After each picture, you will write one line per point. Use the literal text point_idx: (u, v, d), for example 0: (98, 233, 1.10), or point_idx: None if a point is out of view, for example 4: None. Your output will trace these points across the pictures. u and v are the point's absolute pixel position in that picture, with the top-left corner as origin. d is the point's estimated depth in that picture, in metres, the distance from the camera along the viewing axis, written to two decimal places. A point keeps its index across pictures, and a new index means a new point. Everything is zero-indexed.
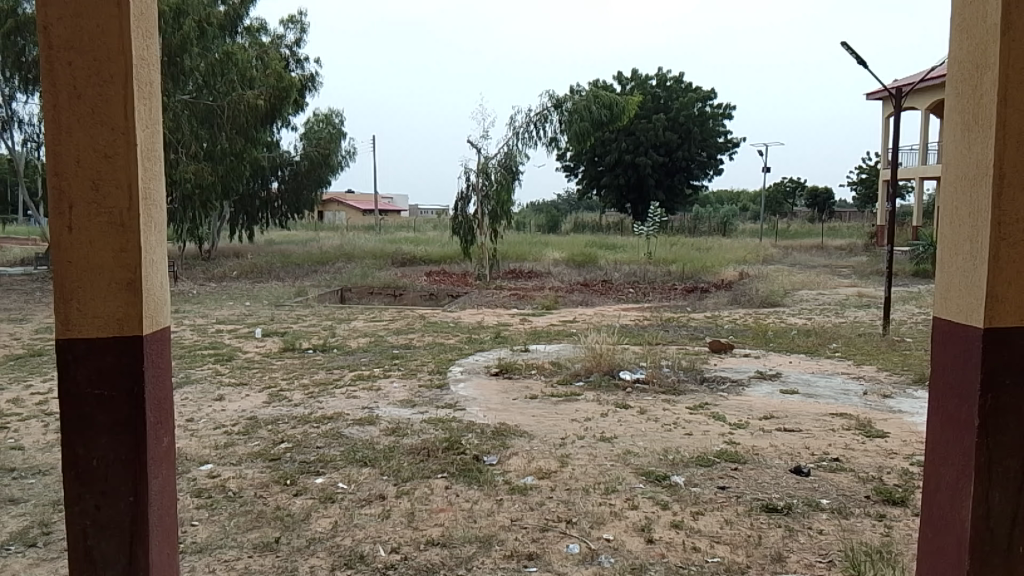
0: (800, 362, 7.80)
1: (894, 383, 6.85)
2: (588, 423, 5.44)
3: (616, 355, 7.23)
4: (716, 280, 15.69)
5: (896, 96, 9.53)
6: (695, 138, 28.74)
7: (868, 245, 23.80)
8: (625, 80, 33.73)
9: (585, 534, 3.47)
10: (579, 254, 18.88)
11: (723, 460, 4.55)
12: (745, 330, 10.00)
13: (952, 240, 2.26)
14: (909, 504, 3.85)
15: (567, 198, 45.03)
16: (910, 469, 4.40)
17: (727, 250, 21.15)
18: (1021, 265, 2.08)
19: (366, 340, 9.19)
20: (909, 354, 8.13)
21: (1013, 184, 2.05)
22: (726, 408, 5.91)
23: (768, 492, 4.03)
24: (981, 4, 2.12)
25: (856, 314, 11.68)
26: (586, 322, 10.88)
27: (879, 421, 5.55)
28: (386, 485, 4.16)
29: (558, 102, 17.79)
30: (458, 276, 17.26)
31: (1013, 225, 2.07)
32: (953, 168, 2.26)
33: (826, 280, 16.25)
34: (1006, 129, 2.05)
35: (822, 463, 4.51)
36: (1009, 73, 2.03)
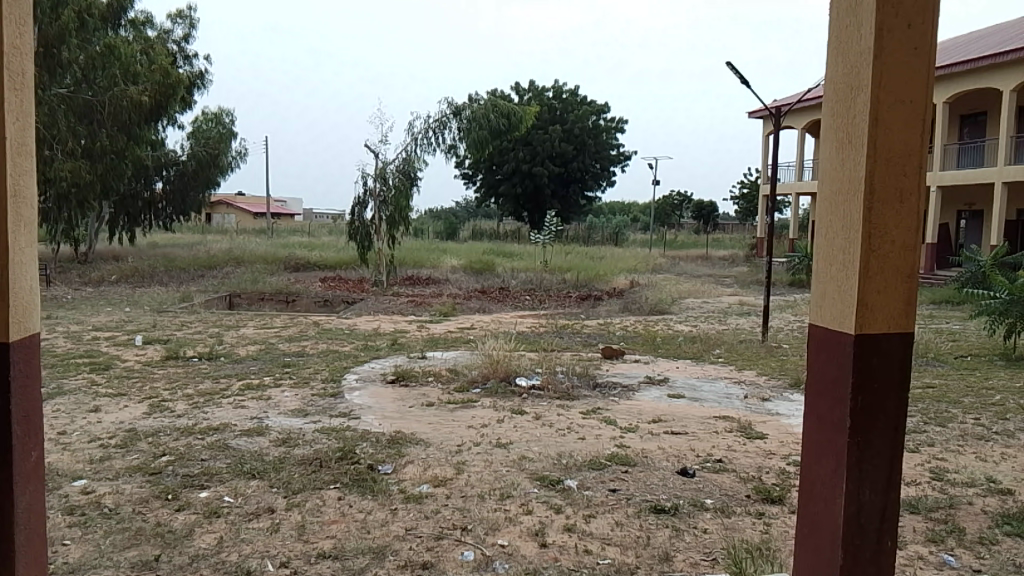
0: (686, 368, 8.11)
1: (772, 386, 7.24)
2: (484, 429, 5.46)
3: (512, 361, 7.30)
4: (609, 288, 16.11)
5: (774, 114, 10.12)
6: (589, 150, 29.45)
7: (749, 256, 25.04)
8: (522, 90, 34.14)
9: (480, 541, 3.47)
10: (476, 261, 18.97)
11: (614, 464, 4.67)
12: (636, 337, 10.32)
13: (827, 249, 2.40)
14: (785, 502, 4.07)
15: (465, 205, 45.14)
16: (786, 469, 4.64)
17: (619, 259, 21.76)
18: (887, 274, 2.26)
19: (256, 348, 8.90)
20: (786, 360, 8.59)
21: (881, 200, 2.23)
22: (617, 412, 6.07)
23: (656, 494, 4.17)
24: (854, 28, 2.26)
25: (738, 321, 12.28)
26: (483, 329, 10.94)
27: (759, 423, 5.84)
28: (275, 497, 4.04)
29: (457, 109, 17.79)
30: (353, 282, 16.98)
31: (881, 238, 2.24)
32: (827, 184, 2.40)
33: (710, 289, 16.98)
34: (876, 147, 2.21)
35: (706, 464, 4.70)
36: (880, 95, 2.19)
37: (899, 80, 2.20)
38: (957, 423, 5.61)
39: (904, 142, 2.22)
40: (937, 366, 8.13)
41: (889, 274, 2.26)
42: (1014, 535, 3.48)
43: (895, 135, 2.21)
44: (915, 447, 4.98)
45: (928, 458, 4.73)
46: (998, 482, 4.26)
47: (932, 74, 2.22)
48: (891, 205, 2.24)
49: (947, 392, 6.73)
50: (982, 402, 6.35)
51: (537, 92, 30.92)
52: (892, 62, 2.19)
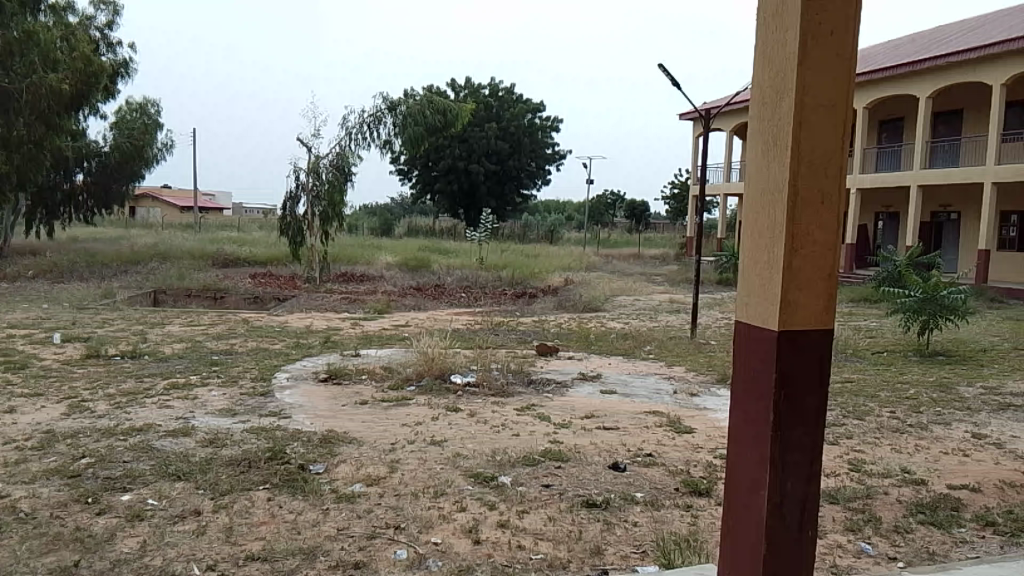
0: (618, 364, 8.24)
1: (701, 382, 7.41)
2: (418, 427, 5.43)
3: (447, 359, 7.29)
4: (544, 286, 16.24)
5: (704, 116, 10.36)
6: (525, 148, 29.57)
7: (679, 255, 25.59)
8: (457, 87, 34.04)
9: (413, 539, 3.46)
10: (411, 258, 18.86)
11: (547, 459, 4.71)
12: (570, 334, 10.44)
13: (752, 249, 2.48)
14: (712, 495, 4.18)
15: (401, 202, 44.77)
16: (713, 462, 4.77)
17: (553, 257, 21.95)
18: (810, 272, 2.34)
19: (182, 346, 8.64)
20: (714, 356, 8.82)
21: (804, 202, 2.31)
22: (551, 409, 6.12)
23: (588, 488, 4.23)
24: (780, 34, 2.34)
25: (668, 318, 12.55)
26: (418, 326, 10.88)
27: (687, 417, 5.98)
28: (202, 499, 3.93)
29: (392, 104, 17.62)
30: (285, 278, 16.65)
31: (804, 239, 2.33)
32: (754, 186, 2.48)
33: (642, 287, 17.29)
34: (799, 151, 2.29)
35: (637, 459, 4.78)
36: (803, 100, 2.27)
37: (822, 85, 2.28)
38: (874, 416, 5.86)
39: (826, 146, 2.30)
40: (856, 362, 8.47)
41: (810, 274, 2.35)
42: (927, 523, 3.65)
43: (817, 139, 2.29)
44: (835, 440, 5.18)
45: (847, 450, 4.92)
46: (912, 472, 4.46)
47: (852, 81, 2.31)
48: (814, 206, 2.32)
49: (864, 387, 7.02)
50: (897, 396, 6.65)
51: (473, 89, 30.88)
52: (814, 68, 2.27)
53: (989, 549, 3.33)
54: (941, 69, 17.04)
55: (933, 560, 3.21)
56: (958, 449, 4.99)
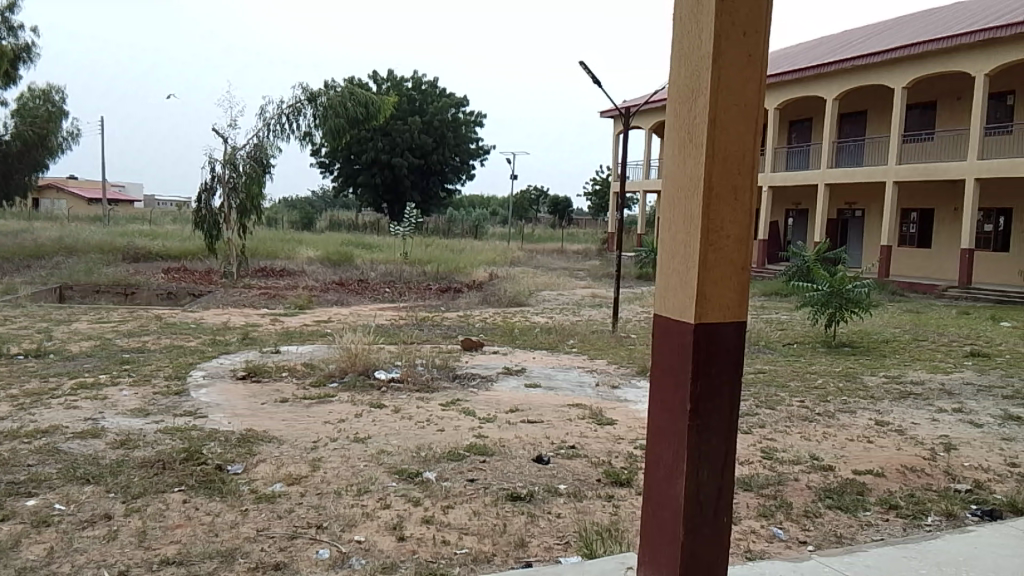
0: (542, 358, 8.32)
1: (622, 374, 7.57)
2: (341, 425, 5.35)
3: (370, 355, 7.21)
4: (468, 280, 16.22)
5: (623, 112, 10.53)
6: (449, 143, 29.44)
7: (601, 250, 26.02)
8: (379, 79, 33.59)
9: (336, 538, 3.41)
10: (333, 252, 18.55)
11: (472, 454, 4.72)
12: (495, 328, 10.47)
13: (670, 244, 2.54)
14: (633, 484, 4.27)
15: (322, 195, 43.95)
16: (634, 453, 4.88)
17: (477, 252, 21.97)
18: (723, 266, 2.42)
19: (91, 344, 8.25)
20: (634, 349, 9.01)
21: (718, 197, 2.38)
22: (476, 403, 6.14)
23: (512, 481, 4.26)
24: (695, 32, 2.40)
25: (590, 312, 12.74)
26: (341, 322, 10.72)
27: (609, 409, 6.09)
28: (113, 503, 3.78)
29: (312, 96, 17.27)
30: (201, 273, 16.12)
31: (718, 233, 2.40)
32: (671, 183, 2.54)
33: (565, 282, 17.48)
34: (714, 148, 2.36)
35: (560, 451, 4.85)
36: (717, 98, 2.34)
37: (734, 85, 2.36)
38: (785, 406, 6.11)
39: (738, 143, 2.38)
40: (767, 353, 8.80)
41: (724, 269, 2.43)
42: (834, 507, 3.83)
43: (729, 138, 2.37)
44: (749, 429, 5.37)
45: (760, 438, 5.12)
46: (820, 459, 4.67)
47: (763, 82, 2.39)
48: (727, 202, 2.40)
49: (776, 377, 7.31)
50: (806, 386, 6.95)
51: (395, 82, 30.53)
52: (729, 68, 2.34)
53: (892, 530, 3.52)
54: (847, 71, 17.79)
55: (840, 542, 3.37)
56: (862, 436, 5.25)
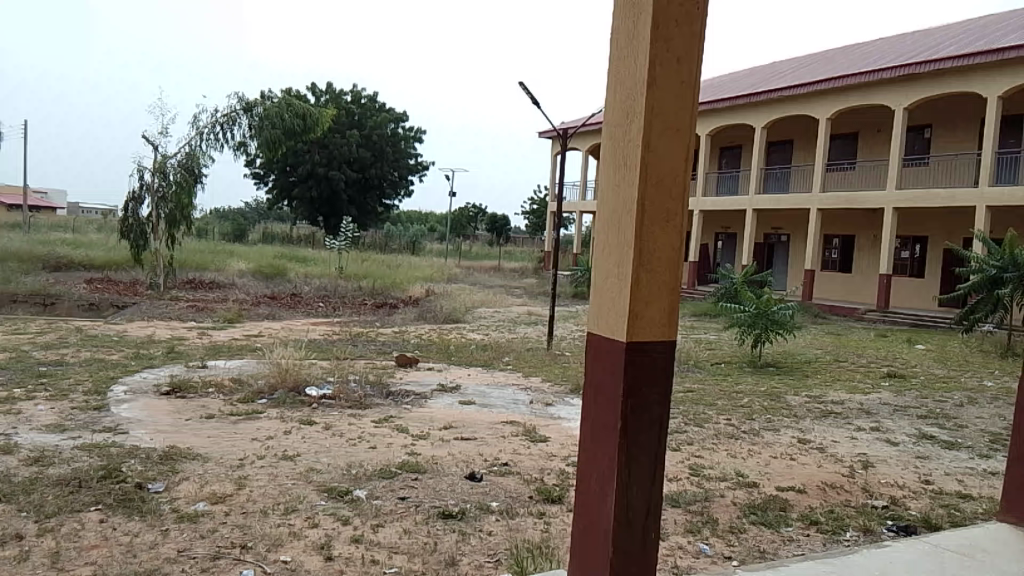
0: (477, 375, 8.31)
1: (556, 392, 7.62)
2: (269, 442, 5.23)
3: (302, 370, 7.08)
4: (405, 296, 16.10)
5: (561, 133, 10.67)
6: (387, 158, 29.27)
7: (537, 268, 26.21)
8: (318, 91, 33.23)
9: (261, 558, 3.32)
10: (266, 265, 18.18)
11: (404, 471, 4.67)
12: (430, 344, 10.42)
13: (604, 264, 2.58)
14: (564, 501, 4.30)
15: (256, 206, 43.09)
16: (566, 470, 4.91)
17: (414, 267, 21.84)
18: (655, 285, 2.48)
19: (4, 356, 7.87)
20: (568, 367, 9.09)
21: (651, 219, 2.44)
22: (409, 420, 6.07)
23: (444, 499, 4.23)
24: (631, 57, 2.46)
25: (526, 330, 12.80)
26: (272, 336, 10.49)
27: (542, 427, 6.12)
28: (24, 523, 3.60)
29: (248, 106, 16.96)
30: (126, 284, 15.58)
31: (650, 253, 2.46)
32: (606, 204, 2.58)
33: (502, 300, 17.53)
34: (647, 171, 2.42)
35: (493, 468, 4.84)
36: (652, 122, 2.40)
37: (667, 110, 2.42)
38: (712, 423, 6.25)
39: (670, 166, 2.45)
40: (696, 372, 8.99)
41: (656, 289, 2.48)
42: (758, 523, 3.92)
43: (663, 161, 2.44)
44: (678, 446, 5.47)
45: (688, 456, 5.22)
46: (745, 476, 4.79)
47: (695, 107, 2.46)
48: (659, 224, 2.46)
49: (704, 395, 7.47)
50: (733, 404, 7.12)
51: (334, 95, 30.26)
52: (662, 93, 2.41)
53: (812, 546, 3.63)
54: (776, 101, 18.45)
55: (763, 557, 3.45)
56: (785, 454, 5.40)
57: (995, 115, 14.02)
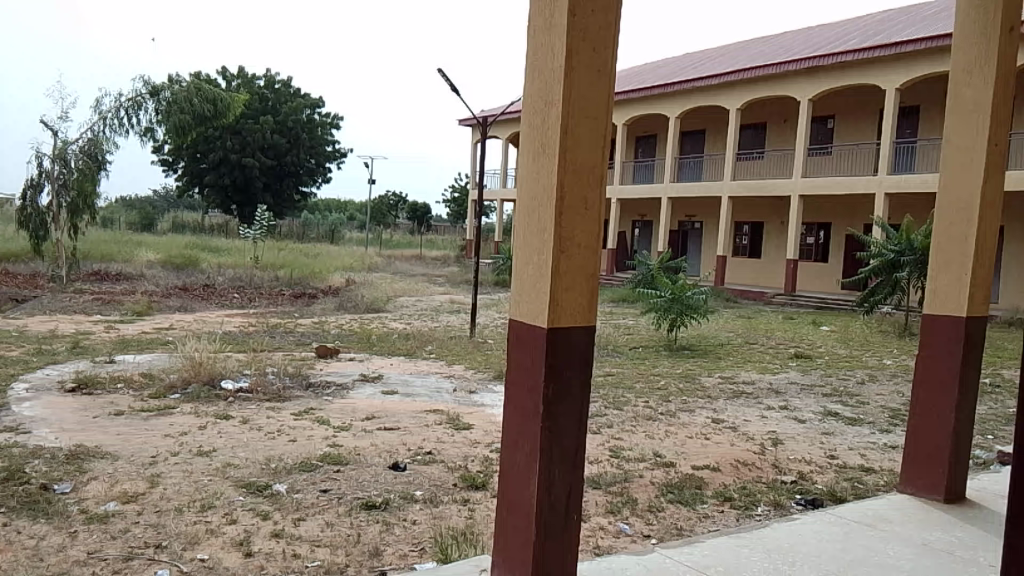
0: (399, 364, 8.25)
1: (479, 379, 7.65)
2: (183, 438, 5.06)
3: (217, 364, 6.89)
4: (324, 286, 15.82)
5: (480, 120, 10.69)
6: (303, 145, 28.61)
7: (459, 256, 26.17)
8: (229, 75, 32.14)
9: (177, 557, 3.23)
10: (177, 255, 17.54)
11: (325, 464, 4.61)
12: (350, 334, 10.28)
13: (525, 252, 2.60)
14: (488, 487, 4.33)
15: (165, 195, 41.40)
16: (489, 457, 4.94)
17: (334, 257, 21.46)
18: (575, 273, 2.52)
19: None
20: (490, 354, 9.14)
21: (570, 207, 2.48)
22: (330, 412, 5.99)
23: (367, 490, 4.19)
24: (548, 45, 2.48)
25: (448, 318, 12.79)
26: (185, 329, 10.14)
27: (466, 414, 6.14)
28: None
29: (155, 90, 16.27)
30: (23, 276, 14.73)
31: (569, 242, 2.49)
32: (526, 193, 2.60)
33: (424, 288, 17.43)
34: (565, 159, 2.45)
35: (416, 457, 4.83)
36: (570, 111, 2.43)
37: (584, 99, 2.46)
38: (631, 406, 6.40)
39: (588, 156, 2.49)
40: (615, 356, 9.18)
41: (575, 276, 2.52)
42: (675, 501, 4.05)
43: (580, 151, 2.47)
44: (598, 429, 5.58)
45: (608, 438, 5.34)
46: (662, 456, 4.94)
47: (611, 98, 2.51)
48: (577, 212, 2.49)
49: (623, 379, 7.64)
50: (651, 387, 7.30)
51: (246, 80, 29.36)
52: (580, 83, 2.44)
53: (727, 522, 3.77)
54: (689, 92, 18.91)
55: (681, 534, 3.57)
56: (700, 433, 5.59)
57: (892, 107, 14.75)
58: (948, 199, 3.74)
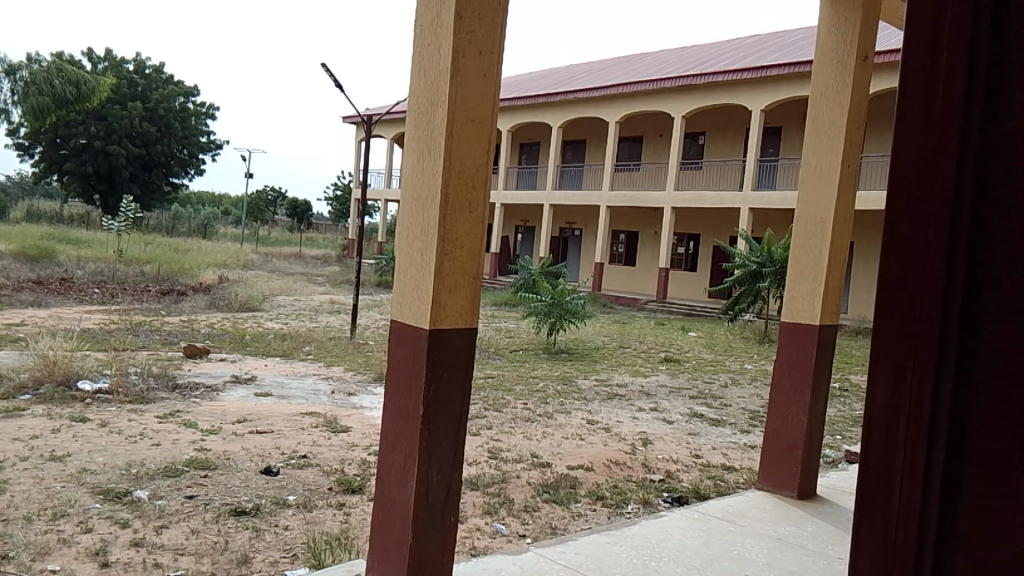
0: (274, 365, 8.01)
1: (357, 381, 7.54)
2: (34, 442, 4.71)
3: (74, 364, 6.45)
4: (195, 283, 15.10)
5: (365, 118, 10.52)
6: (176, 134, 27.27)
7: (340, 256, 25.64)
8: (94, 57, 30.16)
9: (24, 569, 3.00)
10: (30, 246, 16.23)
11: (192, 468, 4.41)
12: (223, 334, 9.87)
13: (408, 252, 2.60)
14: (365, 491, 4.28)
15: (16, 180, 38.24)
16: (367, 460, 4.88)
17: (206, 253, 20.50)
18: (457, 275, 2.54)
19: None
20: (370, 356, 9.02)
21: (454, 208, 2.49)
22: (197, 415, 5.73)
23: (237, 496, 4.05)
24: (435, 44, 2.49)
25: (327, 318, 12.52)
26: (38, 325, 9.41)
27: (343, 416, 6.04)
28: None
29: (11, 69, 15.32)
30: None
31: (453, 243, 2.51)
32: (410, 193, 2.60)
33: (302, 288, 16.94)
34: (450, 160, 2.46)
35: (290, 461, 4.70)
36: (455, 112, 2.45)
37: (470, 100, 2.48)
38: (510, 408, 6.50)
39: (472, 159, 2.51)
40: (495, 359, 9.29)
41: (458, 277, 2.54)
42: (550, 501, 4.15)
43: (465, 152, 2.49)
44: (477, 430, 5.63)
45: (487, 440, 5.39)
46: (539, 456, 5.04)
47: (496, 102, 2.55)
48: (461, 214, 2.52)
49: (502, 381, 7.74)
50: (529, 389, 7.43)
51: (113, 63, 27.67)
52: (465, 85, 2.46)
53: (598, 520, 3.89)
54: (572, 102, 19.36)
55: (554, 533, 3.66)
56: (576, 434, 5.74)
57: (758, 127, 15.65)
58: (807, 214, 4.02)
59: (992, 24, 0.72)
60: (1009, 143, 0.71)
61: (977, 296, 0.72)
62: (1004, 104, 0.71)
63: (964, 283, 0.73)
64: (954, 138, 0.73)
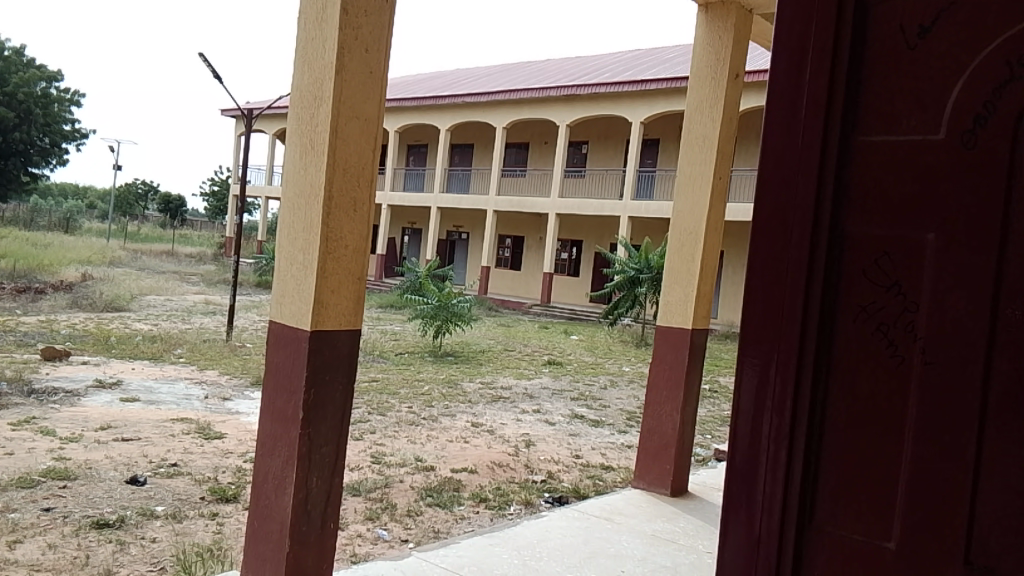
0: (143, 369, 7.58)
1: (233, 385, 7.26)
2: None
3: None
4: (54, 281, 14.02)
5: (245, 112, 10.12)
6: (36, 121, 25.13)
7: (217, 254, 24.56)
8: None
9: None
10: None
11: (49, 479, 4.12)
12: (85, 335, 9.23)
13: (289, 251, 2.55)
14: (239, 500, 4.14)
15: None
16: (242, 467, 4.72)
17: (67, 248, 19.07)
18: (342, 275, 2.51)
19: None
20: (248, 359, 8.72)
21: (338, 205, 2.47)
22: (56, 422, 5.36)
23: (99, 507, 3.82)
24: (320, 36, 2.46)
25: (202, 320, 11.96)
26: None
27: (218, 423, 5.80)
28: None
29: None
30: None
31: (337, 241, 2.49)
32: (292, 190, 2.55)
33: (174, 287, 16.04)
34: (335, 156, 2.43)
35: (159, 470, 4.48)
36: (340, 107, 2.42)
37: (355, 96, 2.46)
38: (394, 411, 6.45)
39: (357, 155, 2.50)
40: (380, 362, 9.18)
41: (342, 277, 2.52)
42: (433, 504, 4.15)
43: (350, 149, 2.48)
44: (360, 435, 5.55)
45: (369, 444, 5.33)
46: (422, 460, 5.03)
47: (383, 101, 2.54)
48: (345, 211, 2.49)
49: (387, 384, 7.67)
50: (414, 392, 7.41)
51: None
52: (351, 80, 2.44)
53: (481, 521, 3.94)
54: (459, 106, 19.39)
55: (437, 536, 3.66)
56: (459, 437, 5.76)
57: (637, 138, 16.22)
58: (681, 224, 4.22)
59: (837, 149, 1.19)
60: (844, 230, 1.18)
61: (822, 324, 1.19)
62: (841, 200, 1.18)
63: (815, 315, 1.19)
64: (810, 224, 1.19)
